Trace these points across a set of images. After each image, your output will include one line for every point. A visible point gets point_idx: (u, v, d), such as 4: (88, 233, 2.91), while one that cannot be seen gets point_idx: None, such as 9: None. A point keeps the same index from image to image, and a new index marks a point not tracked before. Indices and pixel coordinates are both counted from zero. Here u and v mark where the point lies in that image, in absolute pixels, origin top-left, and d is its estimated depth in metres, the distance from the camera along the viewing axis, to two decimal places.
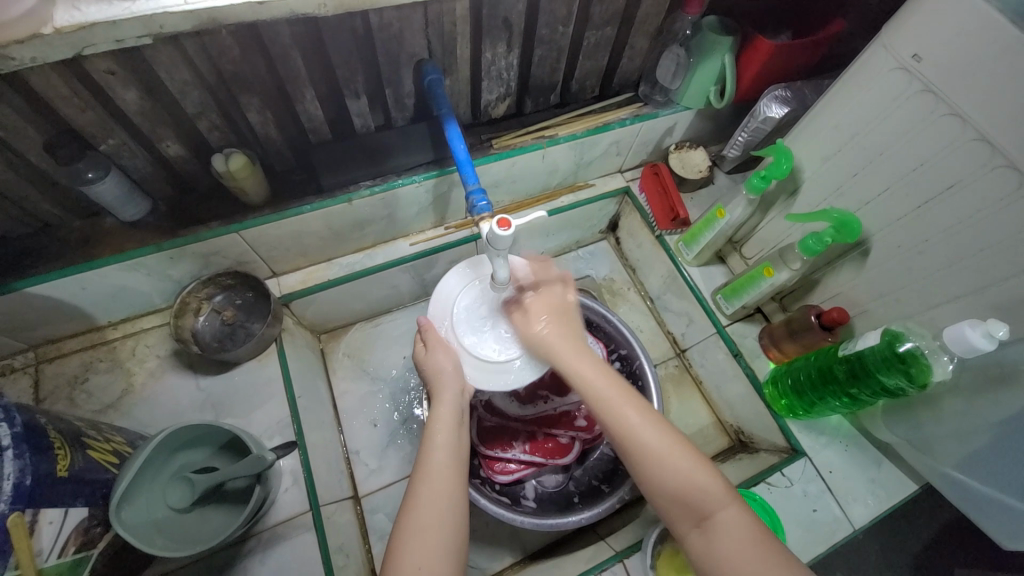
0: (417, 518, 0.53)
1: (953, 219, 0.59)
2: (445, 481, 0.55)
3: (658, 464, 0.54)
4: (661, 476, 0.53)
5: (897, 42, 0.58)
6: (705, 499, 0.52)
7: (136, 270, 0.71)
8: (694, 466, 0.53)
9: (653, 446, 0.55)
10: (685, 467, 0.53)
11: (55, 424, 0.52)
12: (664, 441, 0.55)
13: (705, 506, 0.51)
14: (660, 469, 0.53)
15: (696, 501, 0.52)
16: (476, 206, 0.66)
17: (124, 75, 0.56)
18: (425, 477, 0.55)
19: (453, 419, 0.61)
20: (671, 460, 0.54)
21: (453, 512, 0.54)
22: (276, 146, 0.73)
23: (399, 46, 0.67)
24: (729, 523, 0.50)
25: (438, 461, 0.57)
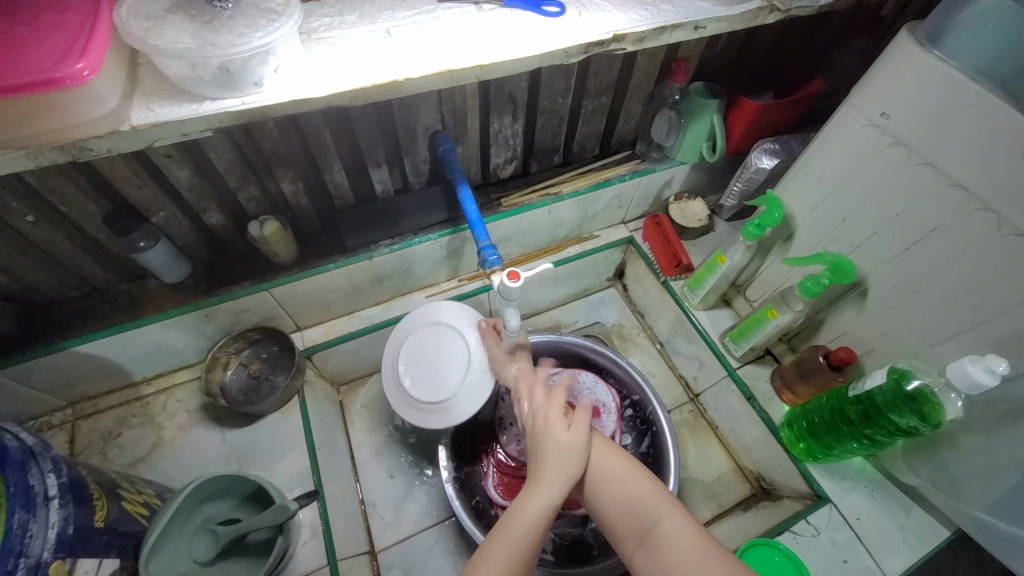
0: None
1: (941, 258, 0.62)
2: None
3: (598, 476, 0.60)
4: (603, 487, 0.59)
5: (866, 102, 0.63)
6: (646, 506, 0.56)
7: (174, 328, 0.77)
8: (629, 474, 0.59)
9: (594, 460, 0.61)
10: (622, 478, 0.59)
11: (95, 476, 0.55)
12: (607, 456, 0.61)
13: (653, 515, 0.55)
14: (606, 480, 0.59)
15: (637, 508, 0.56)
16: (487, 260, 0.72)
17: (178, 156, 0.64)
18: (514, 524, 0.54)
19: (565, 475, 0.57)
20: (611, 470, 0.59)
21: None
22: (305, 211, 0.81)
23: (416, 123, 0.76)
24: (669, 529, 0.54)
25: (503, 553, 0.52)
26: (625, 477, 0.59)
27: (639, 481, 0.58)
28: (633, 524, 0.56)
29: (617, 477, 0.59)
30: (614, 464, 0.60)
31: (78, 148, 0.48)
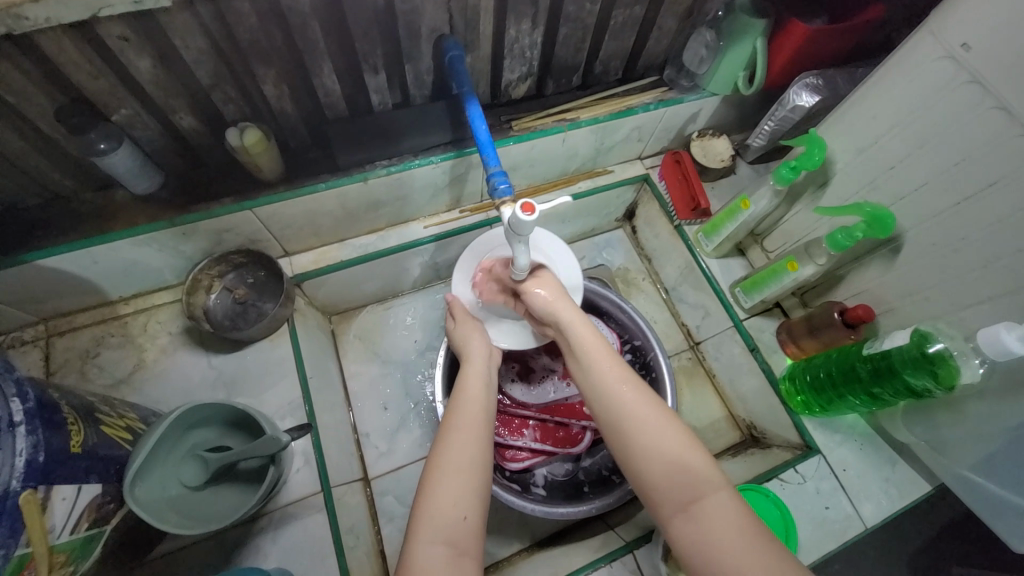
0: (442, 467, 0.53)
1: (994, 217, 0.56)
2: (477, 447, 0.55)
3: (642, 435, 0.54)
4: (659, 449, 0.53)
5: (946, 29, 0.54)
6: (691, 476, 0.51)
7: (149, 246, 0.70)
8: (675, 438, 0.53)
9: (651, 421, 0.55)
10: (666, 441, 0.53)
11: (69, 400, 0.52)
12: (667, 421, 0.55)
13: (700, 486, 0.50)
14: (652, 441, 0.53)
15: (689, 476, 0.51)
16: (497, 189, 0.64)
17: (138, 41, 0.53)
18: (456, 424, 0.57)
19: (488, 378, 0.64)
20: (655, 431, 0.54)
21: (482, 463, 0.55)
22: (291, 121, 0.71)
23: (420, 21, 0.65)
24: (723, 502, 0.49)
25: (473, 421, 0.58)
26: (683, 444, 0.53)
27: (688, 448, 0.53)
28: (682, 492, 0.51)
29: (674, 444, 0.53)
30: (657, 427, 0.54)
31: None
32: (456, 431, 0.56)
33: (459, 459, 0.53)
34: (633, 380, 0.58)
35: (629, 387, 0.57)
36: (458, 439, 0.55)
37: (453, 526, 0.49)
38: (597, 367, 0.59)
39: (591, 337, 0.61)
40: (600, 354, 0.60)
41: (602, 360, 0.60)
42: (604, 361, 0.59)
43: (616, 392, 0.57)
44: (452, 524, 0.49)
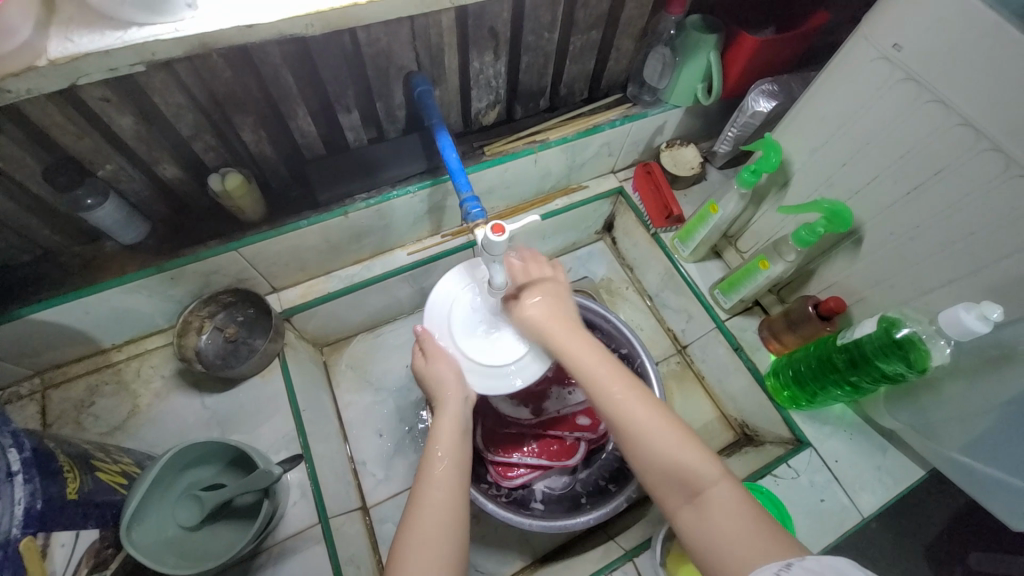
0: (416, 541, 0.52)
1: (942, 204, 0.59)
2: (450, 513, 0.54)
3: (642, 437, 0.53)
4: (652, 452, 0.52)
5: (877, 32, 0.58)
6: (692, 473, 0.50)
7: (138, 292, 0.72)
8: (672, 437, 0.52)
9: (639, 423, 0.54)
10: (665, 441, 0.52)
11: (64, 448, 0.53)
12: (657, 418, 0.54)
13: (701, 481, 0.50)
14: (652, 442, 0.52)
15: (680, 472, 0.50)
16: (470, 212, 0.67)
17: (119, 101, 0.56)
18: (426, 483, 0.56)
19: (461, 426, 0.62)
20: (652, 432, 0.53)
21: (457, 524, 0.54)
22: (271, 163, 0.74)
23: (386, 60, 0.68)
24: (716, 493, 0.49)
25: (441, 486, 0.56)
26: (671, 437, 0.52)
27: (686, 446, 0.52)
28: (677, 485, 0.50)
29: (662, 440, 0.52)
30: (652, 426, 0.53)
31: None
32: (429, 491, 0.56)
33: (433, 529, 0.52)
34: (623, 385, 0.56)
35: (625, 391, 0.56)
36: (426, 509, 0.54)
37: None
38: (590, 367, 0.58)
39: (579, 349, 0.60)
40: (587, 365, 0.59)
41: (599, 368, 0.58)
42: (590, 367, 0.58)
43: (604, 398, 0.56)
44: None
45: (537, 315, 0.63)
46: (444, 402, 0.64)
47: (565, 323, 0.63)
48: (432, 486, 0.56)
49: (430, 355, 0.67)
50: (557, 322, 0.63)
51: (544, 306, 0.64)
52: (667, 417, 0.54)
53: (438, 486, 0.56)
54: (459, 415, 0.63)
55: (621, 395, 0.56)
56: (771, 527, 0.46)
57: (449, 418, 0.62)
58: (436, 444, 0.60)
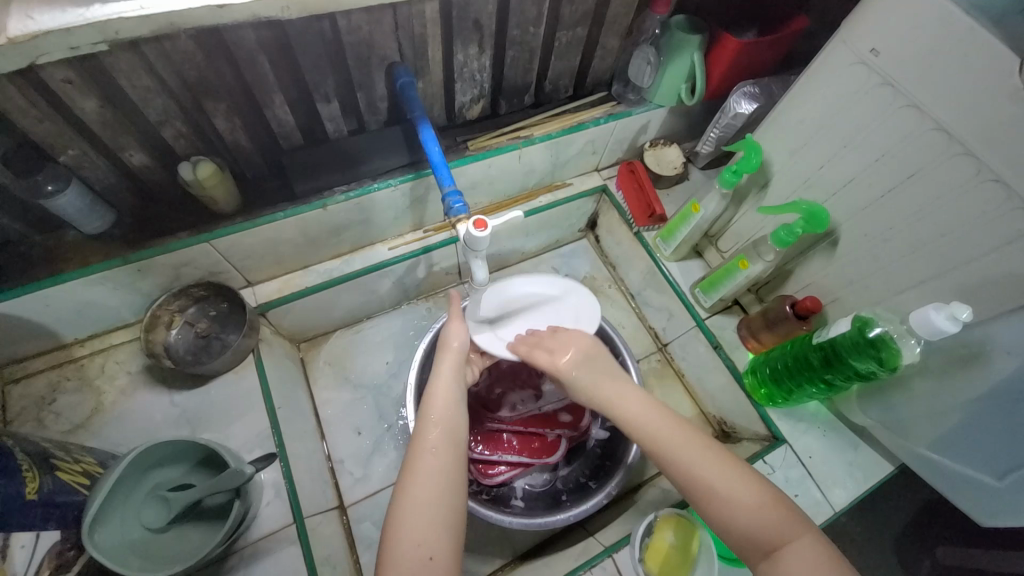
0: (411, 505, 0.52)
1: (915, 207, 0.61)
2: (444, 482, 0.54)
3: (713, 493, 0.52)
4: (728, 511, 0.51)
5: (855, 37, 0.59)
6: (769, 530, 0.49)
7: (103, 285, 0.69)
8: (749, 491, 0.51)
9: (716, 480, 0.52)
10: (740, 496, 0.51)
11: (21, 447, 0.51)
12: (731, 474, 0.52)
13: (780, 538, 0.48)
14: (721, 497, 0.51)
15: (759, 532, 0.49)
16: (453, 207, 0.66)
17: (83, 83, 0.54)
18: (421, 454, 0.56)
19: (455, 397, 0.62)
20: (725, 487, 0.51)
21: (451, 494, 0.54)
22: (246, 153, 0.72)
23: (368, 50, 0.67)
24: (798, 551, 0.47)
25: (435, 451, 0.56)
26: (749, 493, 0.51)
27: (763, 499, 0.51)
28: (755, 542, 0.49)
29: (739, 496, 0.51)
30: (723, 480, 0.52)
31: None
32: (424, 460, 0.55)
33: (426, 495, 0.52)
34: (698, 443, 0.55)
35: (694, 446, 0.54)
36: (420, 474, 0.54)
37: (422, 568, 0.48)
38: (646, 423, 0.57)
39: (635, 406, 0.59)
40: (648, 420, 0.57)
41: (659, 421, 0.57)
42: (652, 420, 0.57)
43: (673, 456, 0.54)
44: (417, 564, 0.49)
45: (582, 378, 0.63)
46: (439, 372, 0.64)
47: (610, 382, 0.62)
48: (428, 453, 0.56)
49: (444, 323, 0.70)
50: (607, 385, 0.62)
51: (584, 364, 0.64)
52: (744, 472, 0.53)
53: (432, 451, 0.56)
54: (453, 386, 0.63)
55: (696, 454, 0.54)
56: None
57: (444, 381, 0.63)
58: (430, 408, 0.60)
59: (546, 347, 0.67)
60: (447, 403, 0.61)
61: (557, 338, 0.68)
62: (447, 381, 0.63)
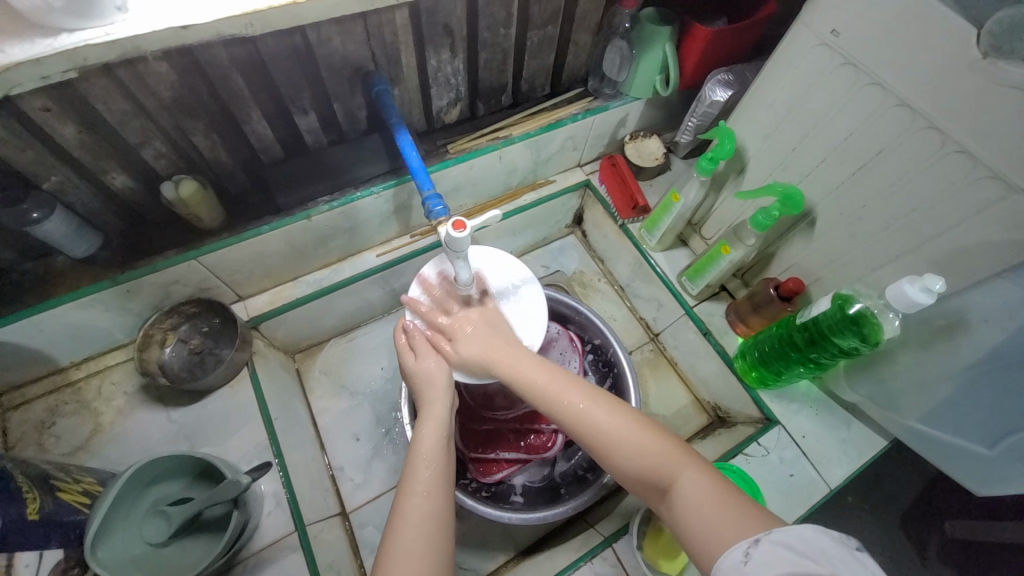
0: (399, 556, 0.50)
1: (887, 182, 0.62)
2: (434, 528, 0.52)
3: (606, 437, 0.54)
4: (618, 452, 0.53)
5: (816, 19, 0.60)
6: (656, 464, 0.51)
7: (94, 308, 0.70)
8: (635, 431, 0.53)
9: (605, 422, 0.54)
10: (629, 437, 0.53)
11: (20, 470, 0.52)
12: (620, 419, 0.54)
13: (665, 470, 0.50)
14: (611, 439, 0.53)
15: (649, 465, 0.51)
16: (433, 210, 0.67)
17: (60, 110, 0.55)
18: (409, 500, 0.54)
19: (444, 438, 0.59)
20: (614, 430, 0.54)
21: (443, 538, 0.53)
22: (228, 169, 0.73)
23: (341, 60, 0.68)
24: (684, 483, 0.48)
25: (424, 498, 0.54)
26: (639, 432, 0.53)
27: (649, 437, 0.52)
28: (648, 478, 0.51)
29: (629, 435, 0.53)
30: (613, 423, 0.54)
31: None
32: (413, 506, 0.53)
33: (415, 545, 0.51)
34: (585, 390, 0.57)
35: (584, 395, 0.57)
36: (407, 525, 0.52)
37: None
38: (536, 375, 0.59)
39: (533, 363, 0.61)
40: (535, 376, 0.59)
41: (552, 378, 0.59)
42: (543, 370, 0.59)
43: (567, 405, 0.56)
44: None
45: (474, 347, 0.63)
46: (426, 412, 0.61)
47: (503, 351, 0.62)
48: (416, 498, 0.54)
49: (420, 352, 0.64)
50: (498, 351, 0.62)
51: (478, 337, 0.64)
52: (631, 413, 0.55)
53: (422, 495, 0.54)
54: (440, 424, 0.60)
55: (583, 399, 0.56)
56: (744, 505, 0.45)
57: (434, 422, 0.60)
58: (419, 449, 0.58)
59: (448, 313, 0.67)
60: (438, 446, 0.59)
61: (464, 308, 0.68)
62: (441, 422, 0.60)
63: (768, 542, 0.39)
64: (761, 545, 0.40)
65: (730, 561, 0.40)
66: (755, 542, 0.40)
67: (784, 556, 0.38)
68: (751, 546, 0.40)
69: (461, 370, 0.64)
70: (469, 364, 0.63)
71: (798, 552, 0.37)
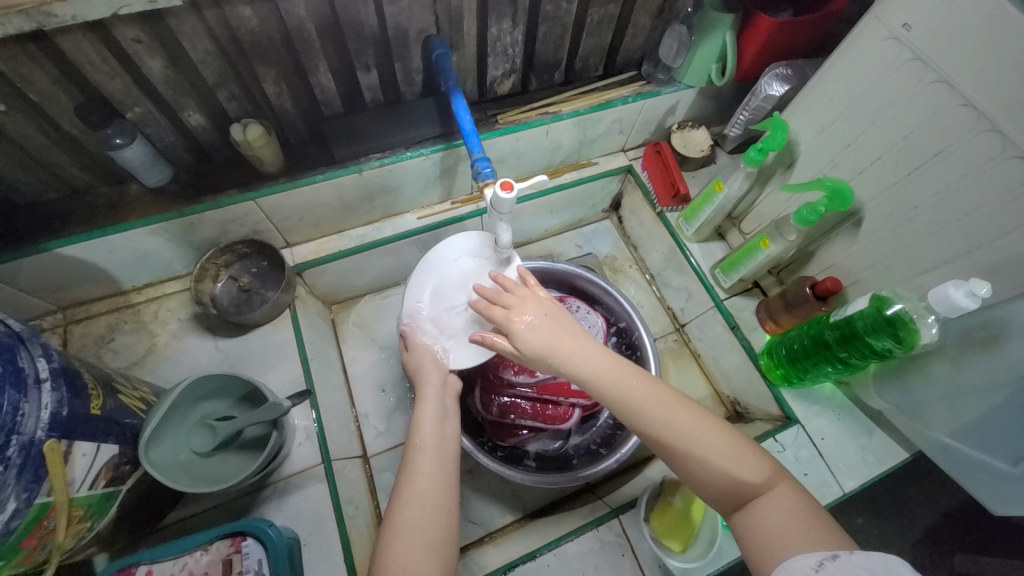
0: (407, 526, 0.52)
1: (941, 184, 0.61)
2: (431, 494, 0.55)
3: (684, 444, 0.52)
4: (696, 459, 0.52)
5: (889, 11, 0.59)
6: (736, 477, 0.50)
7: (159, 235, 0.75)
8: (718, 442, 0.52)
9: (665, 424, 0.53)
10: (710, 447, 0.52)
11: (89, 370, 0.56)
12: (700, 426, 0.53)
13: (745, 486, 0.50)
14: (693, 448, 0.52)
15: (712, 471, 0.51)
16: (481, 172, 0.69)
17: (150, 43, 0.59)
18: (416, 470, 0.57)
19: (439, 413, 0.64)
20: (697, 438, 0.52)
21: (441, 498, 0.55)
22: (290, 118, 0.77)
23: (407, 22, 0.70)
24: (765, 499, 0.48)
25: (428, 475, 0.56)
26: (708, 436, 0.52)
27: (732, 449, 0.52)
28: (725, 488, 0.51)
29: (692, 439, 0.52)
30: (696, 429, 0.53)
31: (42, 14, 0.48)
32: (418, 476, 0.56)
33: (417, 512, 0.53)
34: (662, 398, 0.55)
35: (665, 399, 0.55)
36: (409, 496, 0.54)
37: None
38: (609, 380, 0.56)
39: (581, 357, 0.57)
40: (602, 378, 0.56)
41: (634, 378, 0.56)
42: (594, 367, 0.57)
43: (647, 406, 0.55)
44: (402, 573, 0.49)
45: (534, 342, 0.59)
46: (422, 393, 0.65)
47: (565, 338, 0.58)
48: (417, 471, 0.57)
49: (411, 348, 0.72)
50: (560, 345, 0.58)
51: (539, 327, 0.59)
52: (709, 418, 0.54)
53: (424, 470, 0.57)
54: (439, 404, 0.65)
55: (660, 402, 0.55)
56: (821, 524, 0.45)
57: (429, 403, 0.64)
58: (418, 430, 0.61)
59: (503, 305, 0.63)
60: (436, 427, 0.62)
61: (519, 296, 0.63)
62: (432, 406, 0.64)
63: (845, 559, 0.40)
64: (837, 561, 0.40)
65: (801, 566, 0.41)
66: (831, 557, 0.41)
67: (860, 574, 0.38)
68: (827, 558, 0.41)
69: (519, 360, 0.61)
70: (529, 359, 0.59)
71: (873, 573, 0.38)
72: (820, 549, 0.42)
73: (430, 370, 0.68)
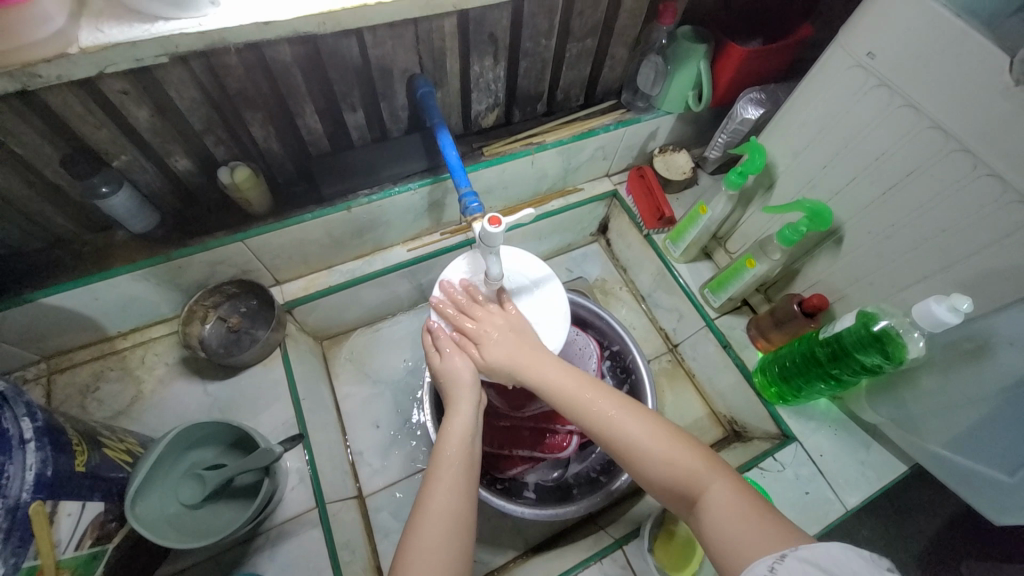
0: (420, 550, 0.50)
1: (915, 203, 0.63)
2: (454, 523, 0.53)
3: (631, 449, 0.55)
4: (648, 466, 0.54)
5: (854, 41, 0.62)
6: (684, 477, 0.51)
7: (145, 280, 0.75)
8: (663, 442, 0.54)
9: (615, 430, 0.57)
10: (656, 448, 0.54)
11: (72, 425, 0.55)
12: (646, 429, 0.56)
13: (694, 486, 0.50)
14: (640, 454, 0.54)
15: (680, 482, 0.51)
16: (468, 207, 0.69)
17: (137, 94, 0.59)
18: (435, 486, 0.55)
19: (472, 430, 0.61)
20: (642, 441, 0.55)
21: (465, 527, 0.53)
22: (277, 158, 0.77)
23: (391, 63, 0.72)
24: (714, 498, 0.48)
25: (452, 495, 0.55)
26: (652, 436, 0.55)
27: (677, 449, 0.53)
28: (678, 490, 0.52)
29: (643, 443, 0.55)
30: (642, 432, 0.56)
31: (27, 75, 0.48)
32: (438, 496, 0.54)
33: (433, 538, 0.51)
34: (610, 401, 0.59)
35: (614, 406, 0.58)
36: (431, 519, 0.52)
37: None
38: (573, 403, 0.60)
39: (549, 370, 0.63)
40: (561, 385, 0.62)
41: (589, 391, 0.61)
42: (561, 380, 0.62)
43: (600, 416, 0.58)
44: None
45: (499, 356, 0.65)
46: (457, 405, 0.63)
47: (528, 352, 0.65)
48: (439, 491, 0.55)
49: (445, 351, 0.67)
50: (521, 356, 0.64)
51: (504, 344, 0.65)
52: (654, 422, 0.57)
53: (446, 490, 0.55)
54: (472, 416, 0.62)
55: (610, 413, 0.58)
56: (777, 525, 0.44)
57: (462, 418, 0.62)
58: (445, 445, 0.59)
59: (472, 316, 0.68)
60: (463, 443, 0.60)
61: (487, 310, 0.69)
62: (468, 420, 0.62)
63: (794, 559, 0.39)
64: (786, 561, 0.39)
65: (755, 572, 0.40)
66: (780, 558, 0.40)
67: (811, 574, 0.37)
68: (775, 560, 0.39)
69: (485, 372, 0.66)
70: (494, 371, 0.65)
71: (826, 574, 0.36)
72: (769, 552, 0.41)
73: (466, 385, 0.64)
